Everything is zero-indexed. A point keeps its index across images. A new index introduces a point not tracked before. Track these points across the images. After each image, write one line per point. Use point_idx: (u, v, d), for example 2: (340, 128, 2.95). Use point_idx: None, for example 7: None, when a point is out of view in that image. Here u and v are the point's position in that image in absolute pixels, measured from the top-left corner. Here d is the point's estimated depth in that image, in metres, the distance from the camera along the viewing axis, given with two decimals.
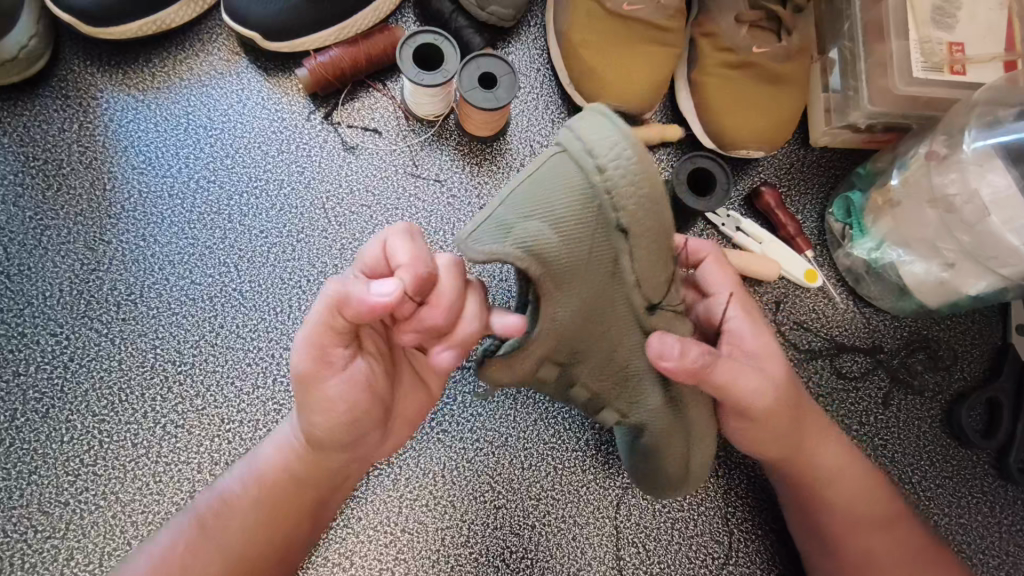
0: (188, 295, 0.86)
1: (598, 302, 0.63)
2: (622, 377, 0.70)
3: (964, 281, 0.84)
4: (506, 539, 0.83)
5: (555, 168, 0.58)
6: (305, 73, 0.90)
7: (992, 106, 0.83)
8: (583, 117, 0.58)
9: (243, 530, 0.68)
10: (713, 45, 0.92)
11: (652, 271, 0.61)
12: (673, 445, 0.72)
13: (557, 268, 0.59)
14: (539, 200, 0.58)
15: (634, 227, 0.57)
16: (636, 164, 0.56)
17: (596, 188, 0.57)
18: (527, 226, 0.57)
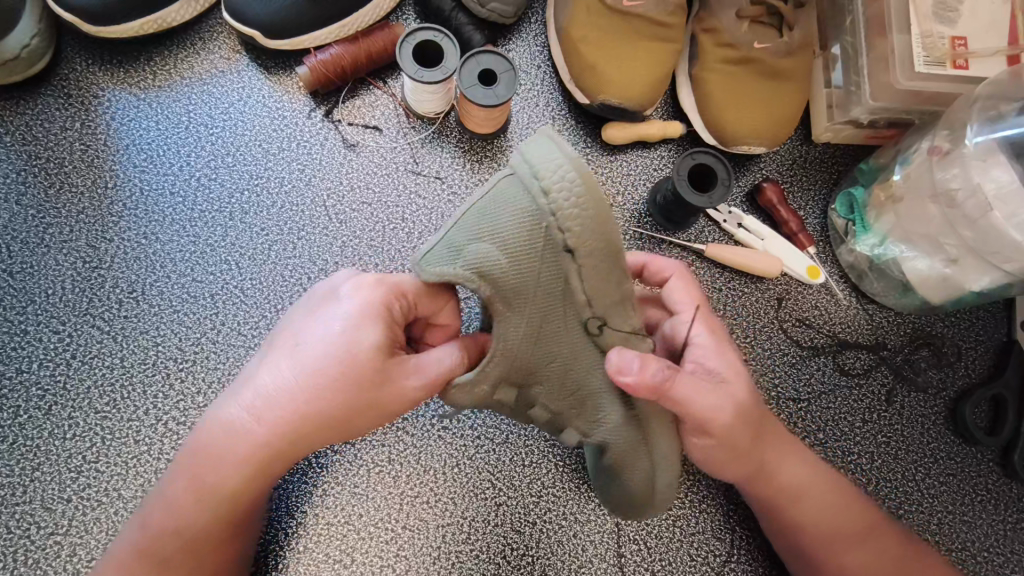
0: (190, 293, 0.86)
1: (551, 324, 0.64)
2: (581, 397, 0.70)
3: (967, 277, 0.83)
4: (507, 536, 0.83)
5: (505, 192, 0.60)
6: (305, 71, 0.90)
7: (994, 101, 0.82)
8: (531, 140, 0.58)
9: (205, 531, 0.69)
10: (714, 41, 0.92)
11: (601, 292, 0.61)
12: (637, 466, 0.70)
13: (507, 288, 0.62)
14: (487, 222, 0.60)
15: (581, 248, 0.58)
16: (579, 186, 0.56)
17: (538, 210, 0.58)
18: (476, 250, 0.61)
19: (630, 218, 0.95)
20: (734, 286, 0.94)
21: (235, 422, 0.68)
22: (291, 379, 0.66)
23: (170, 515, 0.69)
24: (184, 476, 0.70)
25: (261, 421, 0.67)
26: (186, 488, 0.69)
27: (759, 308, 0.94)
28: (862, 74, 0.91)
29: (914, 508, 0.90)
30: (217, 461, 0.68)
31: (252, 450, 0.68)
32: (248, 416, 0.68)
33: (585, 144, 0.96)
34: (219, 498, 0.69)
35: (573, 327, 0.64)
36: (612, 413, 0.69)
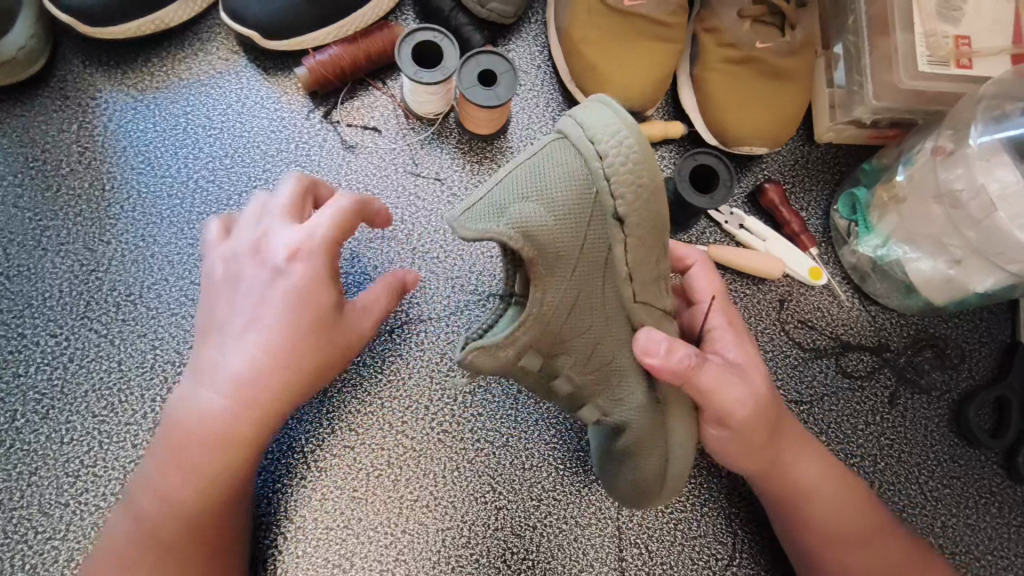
0: (188, 295, 0.86)
1: (585, 296, 0.64)
2: (607, 372, 0.68)
3: (971, 278, 0.82)
4: (507, 540, 0.83)
5: (558, 154, 0.61)
6: (304, 71, 0.89)
7: (999, 99, 0.81)
8: (585, 107, 0.62)
9: (189, 519, 0.67)
10: (716, 41, 0.91)
11: (643, 266, 0.62)
12: (651, 452, 0.69)
13: (550, 252, 0.61)
14: (536, 182, 0.60)
15: (630, 216, 0.60)
16: (636, 151, 0.59)
17: (592, 174, 0.59)
18: (522, 208, 0.60)
19: None
20: (736, 288, 0.94)
21: (204, 397, 0.68)
22: (253, 344, 0.68)
23: (150, 505, 0.68)
24: (163, 466, 0.68)
25: (229, 391, 0.67)
26: (162, 474, 0.68)
27: (761, 309, 0.94)
28: (865, 74, 0.90)
29: (917, 511, 0.89)
30: (189, 439, 0.67)
31: (224, 424, 0.67)
32: (217, 390, 0.68)
33: None
34: (198, 481, 0.67)
35: (608, 300, 0.64)
36: (635, 395, 0.67)
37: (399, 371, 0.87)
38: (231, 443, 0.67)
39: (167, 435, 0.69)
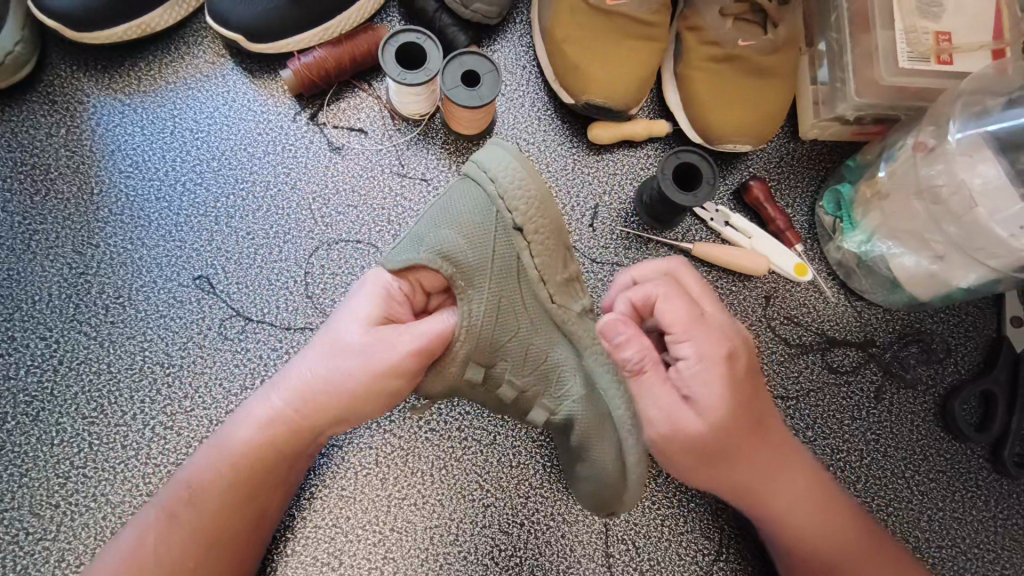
0: (176, 297, 0.87)
1: (509, 302, 0.72)
2: (546, 374, 0.74)
3: (954, 274, 0.83)
4: (495, 537, 0.83)
5: (464, 191, 0.72)
6: (289, 74, 0.90)
7: (980, 95, 0.81)
8: (483, 148, 0.74)
9: (213, 510, 0.69)
10: (698, 39, 0.92)
11: (552, 270, 0.73)
12: (603, 439, 0.72)
13: (466, 271, 0.69)
14: (445, 216, 0.71)
15: (527, 223, 0.71)
16: (523, 172, 0.71)
17: (490, 199, 0.71)
18: (437, 237, 0.70)
19: (616, 218, 0.94)
20: (722, 285, 0.94)
21: (262, 400, 0.71)
22: (314, 354, 0.69)
23: (182, 482, 0.70)
24: (207, 450, 0.70)
25: (285, 396, 0.70)
26: (202, 461, 0.70)
27: (747, 306, 0.94)
28: (847, 71, 0.90)
29: (903, 505, 0.90)
30: (237, 432, 0.70)
31: (275, 422, 0.70)
32: (276, 394, 0.70)
33: (571, 144, 0.96)
34: (234, 471, 0.69)
35: (528, 302, 0.73)
36: (576, 389, 0.73)
37: None
38: (274, 446, 0.70)
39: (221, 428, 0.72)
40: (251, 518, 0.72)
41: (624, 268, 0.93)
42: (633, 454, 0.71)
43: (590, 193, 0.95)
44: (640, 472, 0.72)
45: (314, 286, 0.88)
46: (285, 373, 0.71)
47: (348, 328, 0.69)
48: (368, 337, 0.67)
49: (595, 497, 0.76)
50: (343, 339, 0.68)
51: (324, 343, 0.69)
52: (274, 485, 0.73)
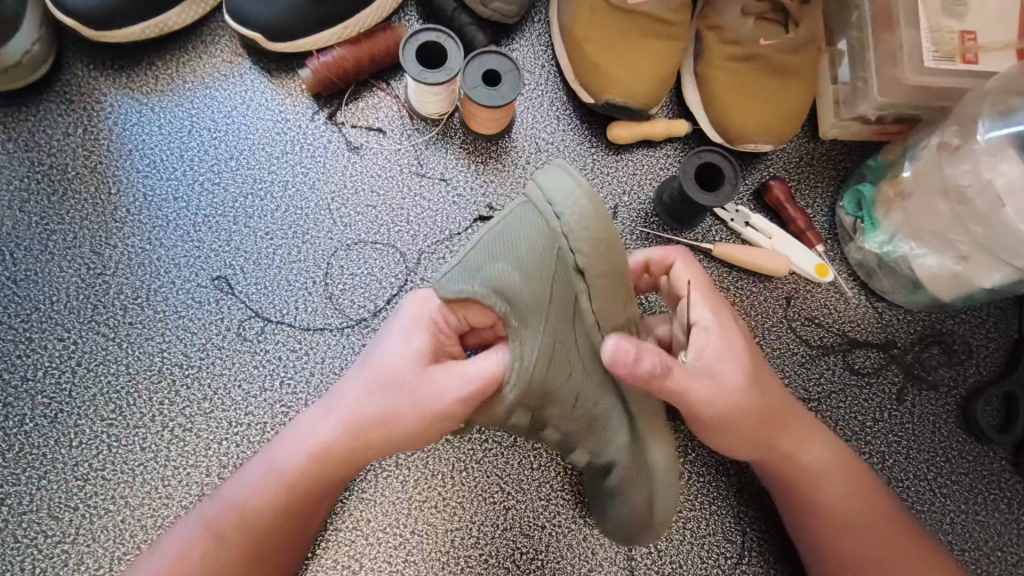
0: (194, 299, 0.86)
1: (564, 343, 0.65)
2: (591, 421, 0.70)
3: (978, 274, 0.82)
4: (516, 540, 0.83)
5: (522, 216, 0.62)
6: (308, 73, 0.89)
7: (1004, 95, 0.81)
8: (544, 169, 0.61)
9: (261, 531, 0.68)
10: (719, 38, 0.92)
11: (609, 316, 0.64)
12: (638, 487, 0.71)
13: (518, 305, 0.63)
14: (506, 244, 0.63)
15: (588, 268, 0.60)
16: (589, 207, 0.59)
17: (551, 227, 0.60)
18: (490, 270, 0.63)
19: (635, 218, 0.94)
20: (743, 286, 0.94)
21: (312, 428, 0.69)
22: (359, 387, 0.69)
23: (229, 505, 0.69)
24: (259, 477, 0.69)
25: (335, 423, 0.69)
26: (248, 490, 0.69)
27: (767, 307, 0.93)
28: (869, 70, 0.89)
29: (927, 508, 0.89)
30: (286, 457, 0.69)
31: (327, 456, 0.68)
32: (326, 423, 0.69)
33: (590, 144, 0.95)
34: (283, 497, 0.68)
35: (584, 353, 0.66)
36: (619, 438, 0.71)
37: None
38: (325, 472, 0.69)
39: (270, 450, 0.70)
40: (294, 541, 0.72)
41: None
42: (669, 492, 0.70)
43: (609, 193, 0.94)
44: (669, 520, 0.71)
45: (334, 287, 0.87)
46: (331, 402, 0.70)
47: (398, 360, 0.68)
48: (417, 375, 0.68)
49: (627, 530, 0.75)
50: (388, 367, 0.68)
51: (372, 377, 0.69)
52: (320, 501, 0.72)
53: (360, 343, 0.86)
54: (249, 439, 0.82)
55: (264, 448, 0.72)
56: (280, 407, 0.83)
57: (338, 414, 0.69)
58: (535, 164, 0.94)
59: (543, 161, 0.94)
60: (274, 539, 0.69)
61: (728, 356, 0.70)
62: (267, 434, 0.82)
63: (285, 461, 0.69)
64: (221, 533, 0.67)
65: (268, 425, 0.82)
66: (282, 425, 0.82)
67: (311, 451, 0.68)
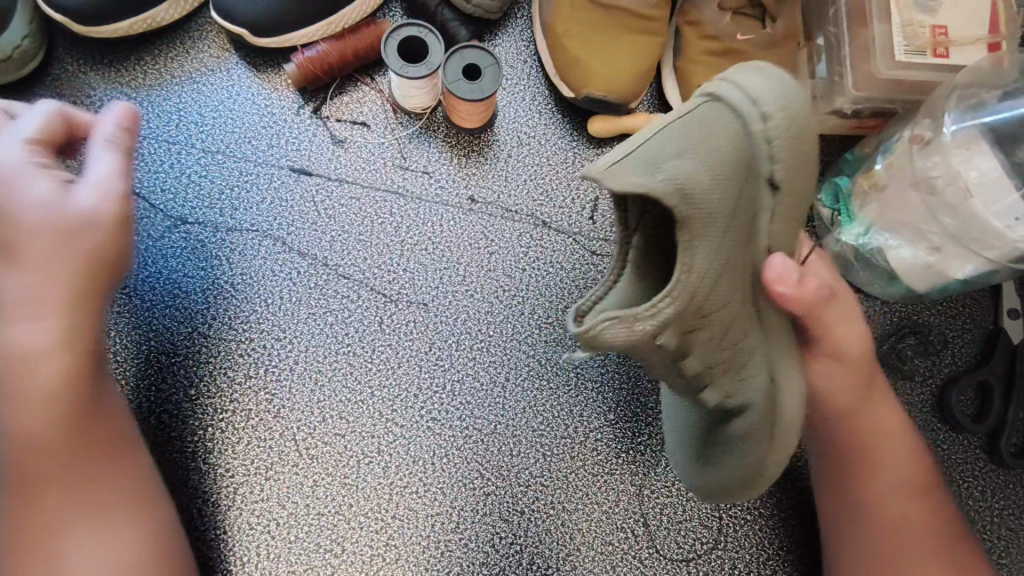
0: (181, 288, 0.88)
1: (728, 267, 0.64)
2: (734, 353, 0.68)
3: (951, 265, 0.84)
4: (495, 525, 0.84)
5: (712, 114, 0.63)
6: (293, 68, 0.91)
7: (972, 88, 0.84)
8: (736, 73, 0.64)
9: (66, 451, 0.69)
10: (697, 33, 0.93)
11: (780, 237, 0.67)
12: (760, 433, 0.69)
13: (707, 207, 0.60)
14: (675, 140, 0.61)
15: (787, 179, 0.64)
16: (796, 117, 0.63)
17: (754, 138, 0.62)
18: (673, 164, 0.59)
19: None
20: None
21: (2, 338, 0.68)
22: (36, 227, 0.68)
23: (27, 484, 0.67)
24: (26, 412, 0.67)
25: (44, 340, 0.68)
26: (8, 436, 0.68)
27: None
28: (844, 65, 0.91)
29: None
30: (26, 406, 0.67)
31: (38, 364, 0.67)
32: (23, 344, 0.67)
33: (571, 138, 0.97)
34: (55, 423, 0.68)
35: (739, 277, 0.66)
36: (760, 376, 0.69)
37: (389, 360, 0.88)
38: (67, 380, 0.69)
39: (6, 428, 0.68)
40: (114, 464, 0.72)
41: None
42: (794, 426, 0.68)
43: (590, 186, 0.96)
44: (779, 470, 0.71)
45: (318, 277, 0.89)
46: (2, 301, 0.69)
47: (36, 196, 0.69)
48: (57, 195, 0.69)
49: (746, 475, 0.72)
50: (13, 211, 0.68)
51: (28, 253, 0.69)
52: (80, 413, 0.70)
53: (343, 331, 0.88)
54: (233, 426, 0.84)
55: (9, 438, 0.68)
56: (264, 394, 0.85)
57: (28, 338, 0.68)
58: (517, 157, 0.95)
59: (524, 154, 0.96)
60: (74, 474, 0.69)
61: (848, 296, 0.78)
62: (250, 422, 0.85)
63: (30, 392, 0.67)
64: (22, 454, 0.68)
65: (252, 412, 0.85)
66: (265, 412, 0.85)
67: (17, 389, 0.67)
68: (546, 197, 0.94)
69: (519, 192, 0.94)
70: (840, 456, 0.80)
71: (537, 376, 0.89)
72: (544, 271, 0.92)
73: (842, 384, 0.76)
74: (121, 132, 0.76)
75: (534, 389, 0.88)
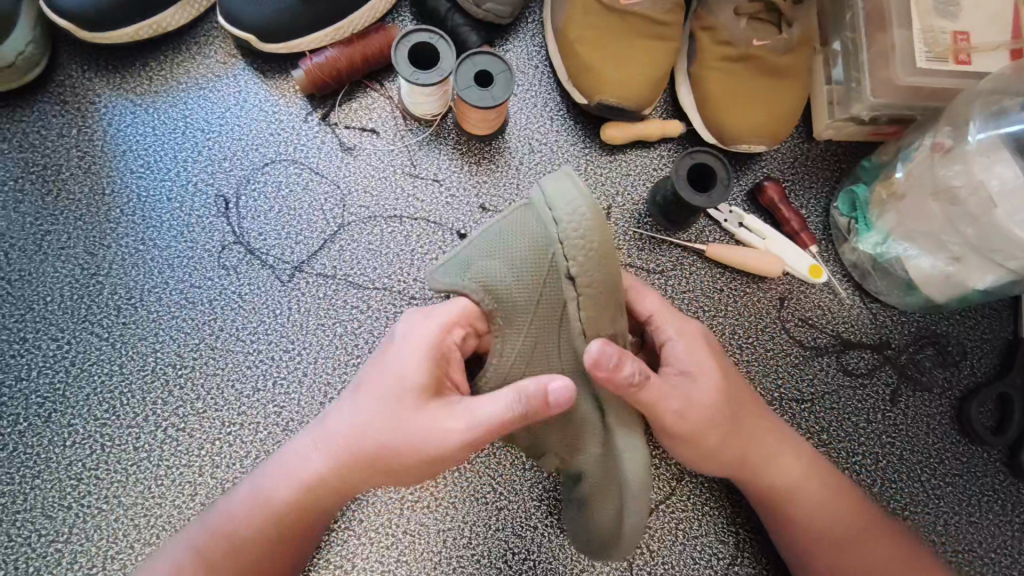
0: (189, 299, 0.86)
1: (545, 347, 0.69)
2: (566, 424, 0.72)
3: (971, 276, 0.82)
4: (508, 540, 0.83)
5: (525, 220, 0.66)
6: (301, 73, 0.89)
7: (995, 95, 0.81)
8: (555, 178, 0.64)
9: (283, 529, 0.69)
10: (712, 38, 0.91)
11: (596, 325, 0.66)
12: (608, 499, 0.71)
13: (513, 304, 0.67)
14: (495, 248, 0.68)
15: (581, 276, 0.63)
16: (592, 223, 0.63)
17: (548, 240, 0.64)
18: (484, 266, 0.68)
19: (629, 219, 0.94)
20: (736, 287, 0.94)
21: (302, 451, 0.70)
22: (374, 408, 0.66)
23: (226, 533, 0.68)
24: (276, 482, 0.70)
25: (323, 454, 0.68)
26: (245, 499, 0.70)
27: (761, 308, 0.93)
28: (863, 70, 0.89)
29: (920, 509, 0.89)
30: (275, 488, 0.69)
31: (316, 484, 0.69)
32: (312, 451, 0.69)
33: (583, 145, 0.95)
34: (302, 498, 0.69)
35: (565, 351, 0.69)
36: (592, 448, 0.71)
37: None
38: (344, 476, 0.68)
39: (255, 482, 0.71)
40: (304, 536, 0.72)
41: (637, 270, 0.92)
42: (634, 501, 0.68)
43: (603, 194, 0.94)
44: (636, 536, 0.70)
45: (326, 288, 0.88)
46: (326, 428, 0.69)
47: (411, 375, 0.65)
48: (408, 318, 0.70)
49: (590, 535, 0.74)
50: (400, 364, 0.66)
51: (371, 390, 0.67)
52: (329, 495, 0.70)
53: (353, 343, 0.86)
54: (241, 439, 0.82)
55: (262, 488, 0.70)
56: (272, 407, 0.83)
57: (327, 443, 0.69)
58: (528, 165, 0.94)
59: (536, 162, 0.94)
60: (252, 556, 0.68)
61: (699, 368, 0.73)
62: (259, 435, 0.82)
63: (286, 477, 0.69)
64: (244, 522, 0.69)
65: (260, 426, 0.82)
66: (274, 425, 0.82)
67: (296, 482, 0.69)
68: None
69: None
70: (774, 515, 0.79)
71: None
72: None
73: (707, 455, 0.74)
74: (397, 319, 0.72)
75: None
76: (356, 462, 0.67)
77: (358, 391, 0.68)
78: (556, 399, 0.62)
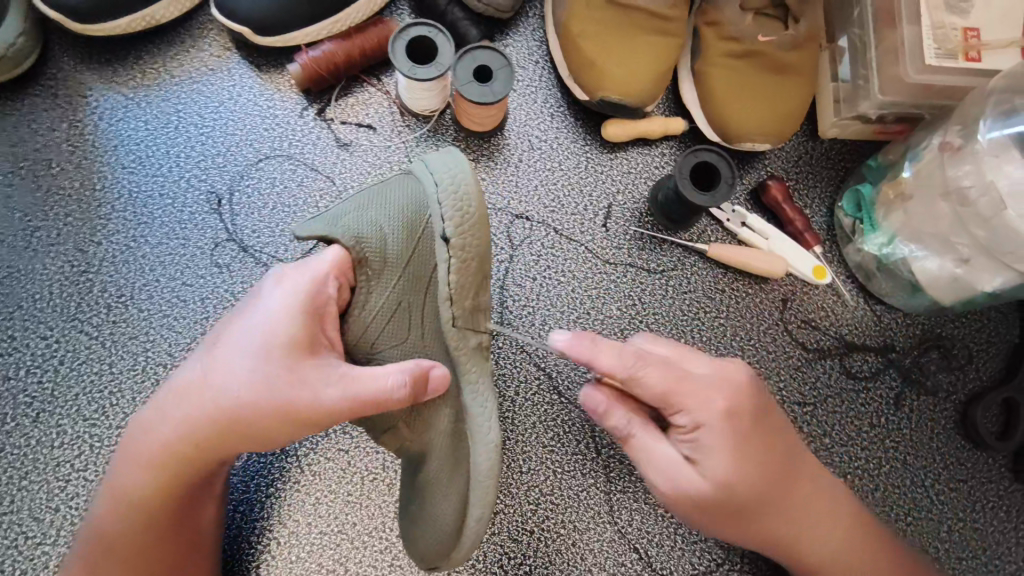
0: (179, 297, 0.84)
1: (408, 309, 0.70)
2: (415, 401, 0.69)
3: (979, 278, 0.80)
4: (504, 545, 0.81)
5: (404, 185, 0.70)
6: (297, 68, 0.87)
7: (1009, 93, 0.78)
8: (437, 152, 0.72)
9: (152, 511, 0.66)
10: (716, 34, 0.89)
11: (462, 294, 0.70)
12: (453, 482, 0.70)
13: (383, 259, 0.68)
14: (368, 203, 0.70)
15: (455, 235, 0.67)
16: (470, 185, 0.69)
17: (429, 202, 0.69)
18: (353, 220, 0.68)
19: (629, 218, 0.92)
20: (737, 287, 0.92)
21: (153, 425, 0.65)
22: (238, 370, 0.60)
23: (110, 518, 0.66)
24: (132, 465, 0.66)
25: (175, 429, 0.63)
26: (108, 497, 0.67)
27: (763, 309, 0.92)
28: (870, 68, 0.88)
29: (923, 515, 0.87)
30: (137, 469, 0.65)
31: (175, 456, 0.64)
32: (165, 423, 0.64)
33: (584, 142, 0.93)
34: (163, 476, 0.65)
35: (428, 313, 0.70)
36: (444, 421, 0.71)
37: None
38: (197, 446, 0.63)
39: (123, 461, 0.67)
40: (186, 517, 0.69)
41: (638, 269, 0.91)
42: (477, 508, 0.69)
43: (603, 193, 0.92)
44: (478, 529, 0.70)
45: None
46: (177, 397, 0.63)
47: (270, 337, 0.60)
48: (285, 272, 0.65)
49: (417, 539, 0.72)
50: (261, 325, 0.61)
51: (228, 349, 0.61)
52: (199, 473, 0.65)
53: None
54: None
55: (129, 468, 0.66)
56: None
57: (181, 415, 0.63)
58: (528, 162, 0.92)
59: (536, 160, 0.92)
60: (130, 538, 0.66)
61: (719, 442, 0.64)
62: None
63: (142, 455, 0.65)
64: (111, 519, 0.66)
65: None
66: None
67: (156, 460, 0.64)
68: (557, 203, 0.91)
69: (530, 198, 0.91)
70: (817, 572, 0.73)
71: (549, 389, 0.86)
72: (555, 280, 0.89)
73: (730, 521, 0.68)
74: (309, 274, 0.64)
75: (545, 403, 0.85)
76: (218, 431, 0.62)
77: (214, 351, 0.62)
78: (433, 383, 0.65)
